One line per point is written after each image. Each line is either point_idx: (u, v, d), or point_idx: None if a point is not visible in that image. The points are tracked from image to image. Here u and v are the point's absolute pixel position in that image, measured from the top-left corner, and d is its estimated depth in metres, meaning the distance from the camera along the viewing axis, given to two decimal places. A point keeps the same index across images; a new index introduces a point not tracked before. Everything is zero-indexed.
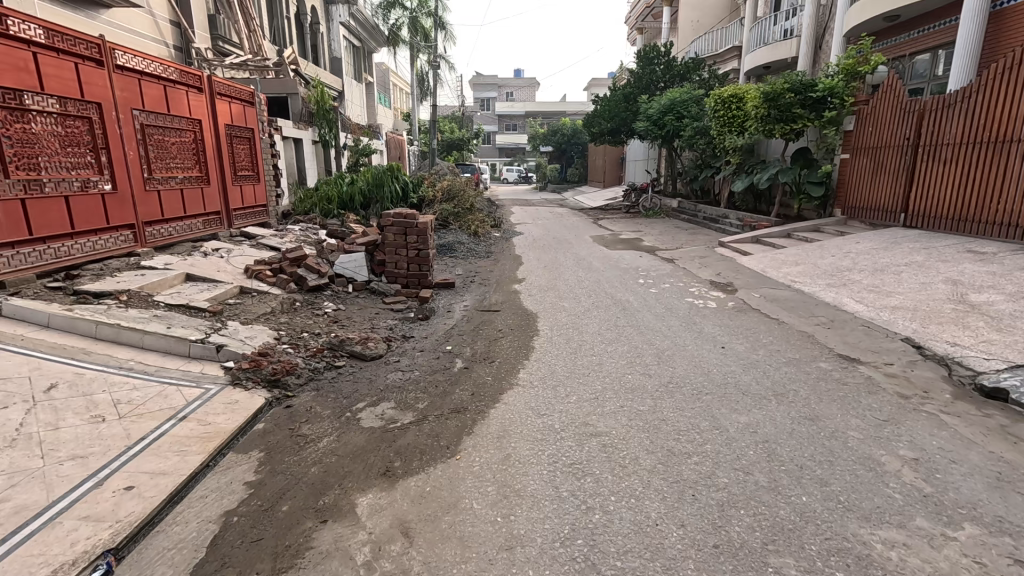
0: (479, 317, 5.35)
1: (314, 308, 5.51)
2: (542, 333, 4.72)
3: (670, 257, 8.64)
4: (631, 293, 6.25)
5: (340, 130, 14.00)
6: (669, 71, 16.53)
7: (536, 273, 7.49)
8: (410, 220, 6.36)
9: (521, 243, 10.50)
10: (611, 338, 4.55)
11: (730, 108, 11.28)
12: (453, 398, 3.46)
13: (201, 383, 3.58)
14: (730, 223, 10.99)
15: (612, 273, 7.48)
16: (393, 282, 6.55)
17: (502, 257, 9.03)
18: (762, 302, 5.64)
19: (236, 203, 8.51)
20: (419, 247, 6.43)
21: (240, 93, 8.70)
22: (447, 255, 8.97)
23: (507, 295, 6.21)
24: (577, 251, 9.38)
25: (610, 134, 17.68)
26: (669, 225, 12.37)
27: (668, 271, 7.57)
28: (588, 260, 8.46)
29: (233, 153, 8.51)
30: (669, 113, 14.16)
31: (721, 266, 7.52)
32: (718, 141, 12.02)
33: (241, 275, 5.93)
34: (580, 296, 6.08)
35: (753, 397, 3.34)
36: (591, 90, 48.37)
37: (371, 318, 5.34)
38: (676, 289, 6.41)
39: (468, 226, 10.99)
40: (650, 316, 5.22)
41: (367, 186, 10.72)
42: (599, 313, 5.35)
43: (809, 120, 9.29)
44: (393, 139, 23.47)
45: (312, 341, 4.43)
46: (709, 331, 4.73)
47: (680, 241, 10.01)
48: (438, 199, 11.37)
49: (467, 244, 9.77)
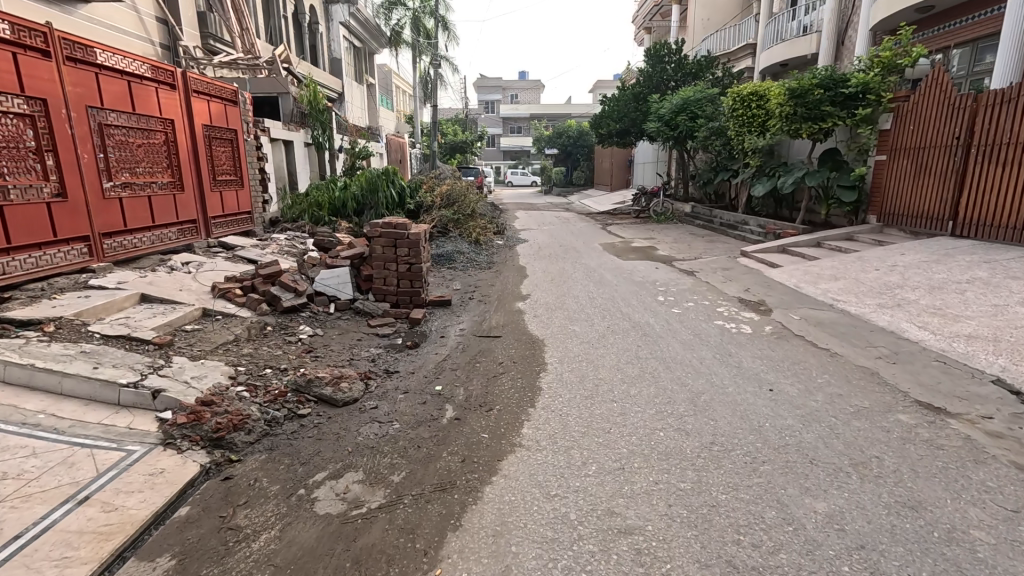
0: (477, 345, 4.61)
1: (287, 334, 4.79)
2: (551, 369, 3.96)
3: (690, 268, 7.88)
4: (650, 312, 5.51)
5: (335, 132, 13.35)
6: (680, 70, 15.78)
7: (542, 288, 6.75)
8: (401, 231, 5.64)
9: (525, 252, 9.76)
10: (633, 375, 3.81)
11: (750, 107, 10.53)
12: (438, 466, 2.71)
13: (123, 444, 2.85)
14: (750, 230, 10.22)
15: (627, 287, 6.73)
16: (381, 300, 5.83)
17: (505, 268, 8.30)
18: (804, 326, 4.89)
19: (215, 210, 7.83)
20: (411, 261, 5.71)
21: (220, 91, 8.05)
22: (445, 267, 8.24)
23: (509, 317, 5.46)
24: (586, 261, 8.65)
25: (619, 135, 16.94)
26: (683, 232, 11.60)
27: (689, 285, 6.81)
28: (600, 272, 7.72)
29: (212, 156, 7.84)
30: (683, 113, 13.40)
31: (748, 280, 6.76)
32: (737, 142, 11.25)
33: (207, 294, 5.22)
34: (592, 317, 5.34)
35: (826, 468, 2.59)
36: (596, 92, 47.68)
37: (352, 347, 4.61)
38: (701, 308, 5.66)
39: (469, 233, 10.27)
40: (675, 344, 4.48)
41: (361, 191, 10.02)
42: (616, 340, 4.60)
43: (839, 119, 8.53)
44: (393, 141, 22.38)
45: (275, 381, 3.70)
46: (749, 366, 3.97)
47: (697, 251, 9.25)
48: (437, 204, 10.65)
49: (467, 254, 9.03)
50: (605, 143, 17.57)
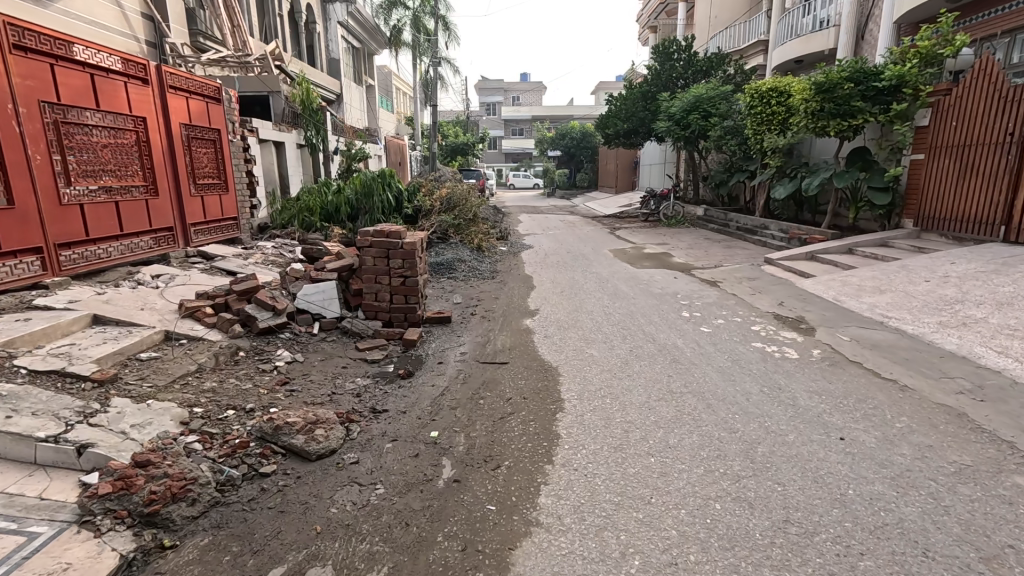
0: (480, 375, 3.97)
1: (261, 362, 4.15)
2: (569, 409, 3.31)
3: (711, 278, 7.23)
4: (677, 332, 4.86)
5: (330, 133, 12.74)
6: (691, 67, 15.13)
7: (552, 301, 6.11)
8: (394, 242, 5.02)
9: (531, 259, 9.14)
10: (670, 417, 3.16)
11: (770, 104, 9.91)
12: (431, 558, 2.07)
13: (25, 525, 2.19)
14: (771, 235, 9.57)
15: (646, 300, 6.09)
16: (373, 318, 5.20)
17: (510, 278, 7.67)
18: (859, 350, 4.23)
19: (195, 216, 7.22)
20: (406, 275, 5.10)
21: (200, 88, 7.46)
22: (445, 277, 7.61)
23: (516, 338, 4.81)
24: (597, 269, 8.02)
25: (626, 136, 16.30)
26: (697, 237, 10.96)
27: (714, 298, 6.17)
28: (613, 282, 7.08)
29: (192, 157, 7.25)
30: (694, 112, 12.78)
31: (780, 292, 6.11)
32: (754, 142, 10.61)
33: (172, 313, 4.58)
34: (611, 337, 4.69)
35: (949, 565, 1.94)
36: (599, 93, 47.15)
37: (335, 378, 3.98)
38: (733, 326, 5.01)
39: (470, 239, 9.65)
40: (713, 373, 3.83)
41: (355, 195, 9.36)
42: (642, 368, 3.95)
43: (871, 115, 7.90)
44: (394, 143, 22.08)
45: (238, 427, 3.05)
46: (806, 402, 3.32)
47: (716, 258, 8.60)
48: (436, 209, 9.97)
49: (469, 262, 8.41)
50: (612, 143, 16.95)
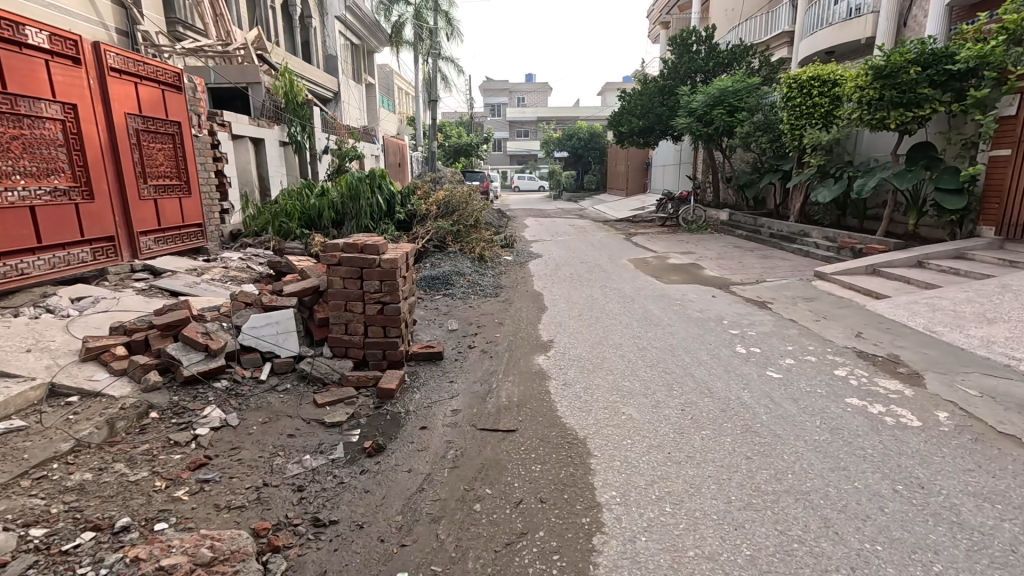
0: (476, 454, 2.81)
1: (175, 428, 3.00)
2: (610, 529, 2.16)
3: (757, 296, 6.08)
4: (739, 379, 3.69)
5: (319, 131, 11.56)
6: (711, 58, 13.95)
7: (570, 329, 4.97)
8: (370, 259, 3.94)
9: (540, 271, 8.01)
10: (777, 553, 2.00)
11: (811, 94, 8.83)
12: None
13: None
14: (814, 243, 8.40)
15: (686, 328, 4.93)
16: (343, 356, 4.08)
17: (516, 295, 6.54)
18: (1002, 413, 3.05)
19: (144, 223, 6.14)
20: (384, 300, 4.00)
21: (155, 73, 6.39)
22: (440, 294, 6.49)
23: (526, 388, 3.64)
24: (618, 285, 6.86)
25: (642, 134, 15.11)
26: (726, 245, 9.77)
27: (770, 324, 5.00)
28: (640, 303, 5.93)
29: (143, 154, 6.17)
30: (718, 107, 11.62)
31: (852, 319, 4.93)
32: (791, 139, 9.45)
33: (70, 356, 3.44)
34: (653, 389, 3.54)
35: None
36: (606, 94, 46.08)
37: (273, 457, 2.82)
38: (811, 370, 3.84)
39: (471, 248, 8.53)
40: (813, 456, 2.66)
41: (341, 198, 8.27)
42: (706, 444, 2.81)
43: (941, 103, 6.73)
44: (394, 143, 21.07)
45: (86, 571, 1.90)
46: (978, 517, 2.17)
47: (755, 271, 7.44)
48: (432, 214, 8.83)
49: (469, 276, 7.27)
50: (624, 142, 15.75)
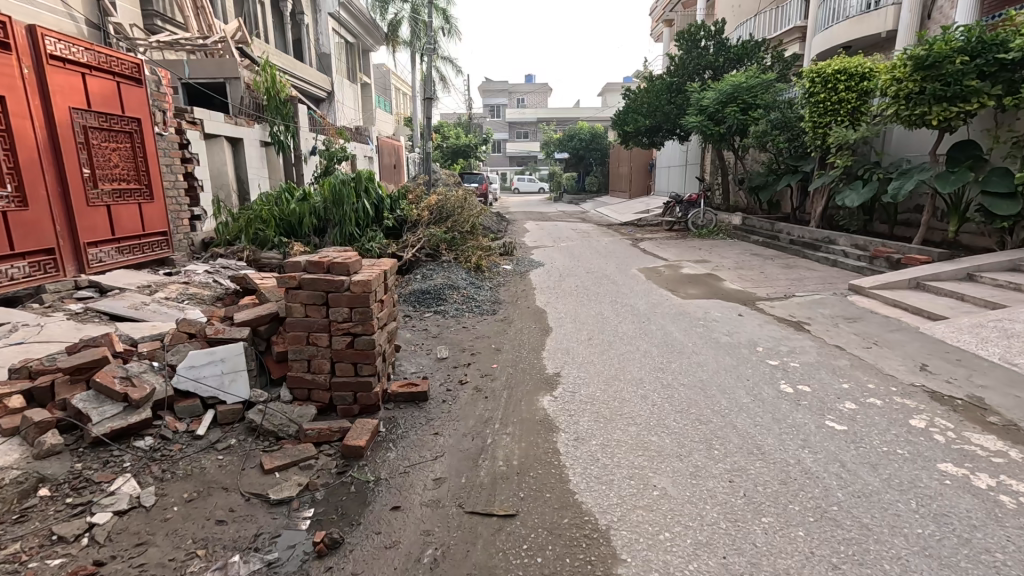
0: (463, 557, 2.09)
1: (66, 515, 2.28)
2: None
3: (789, 315, 5.35)
4: (794, 433, 2.96)
5: (305, 129, 10.84)
6: (721, 54, 13.25)
7: (578, 358, 4.25)
8: (337, 282, 3.25)
9: (543, 283, 7.29)
10: None
11: (837, 90, 8.17)
12: None
13: None
14: (842, 251, 7.68)
15: (715, 358, 4.20)
16: (305, 398, 3.36)
17: (516, 313, 5.81)
18: None
19: (92, 233, 5.41)
20: (354, 331, 3.29)
21: (107, 63, 5.68)
22: (431, 312, 5.77)
23: (528, 447, 2.91)
24: (631, 301, 6.13)
25: (648, 133, 14.38)
26: (743, 253, 9.06)
27: (813, 352, 4.27)
28: (658, 323, 5.20)
29: (92, 154, 5.45)
30: (732, 105, 10.90)
31: (910, 346, 4.21)
32: (813, 138, 8.74)
33: None
34: (688, 449, 2.81)
35: None
36: (607, 95, 45.37)
37: (189, 561, 2.10)
38: (881, 418, 3.10)
39: (467, 257, 7.81)
40: (925, 568, 1.93)
41: (323, 204, 7.53)
42: (772, 543, 2.08)
43: (991, 97, 6.03)
44: (390, 146, 20.70)
45: None
46: None
47: (780, 283, 6.72)
48: (424, 221, 8.08)
49: (464, 290, 6.53)
50: (629, 142, 15.01)
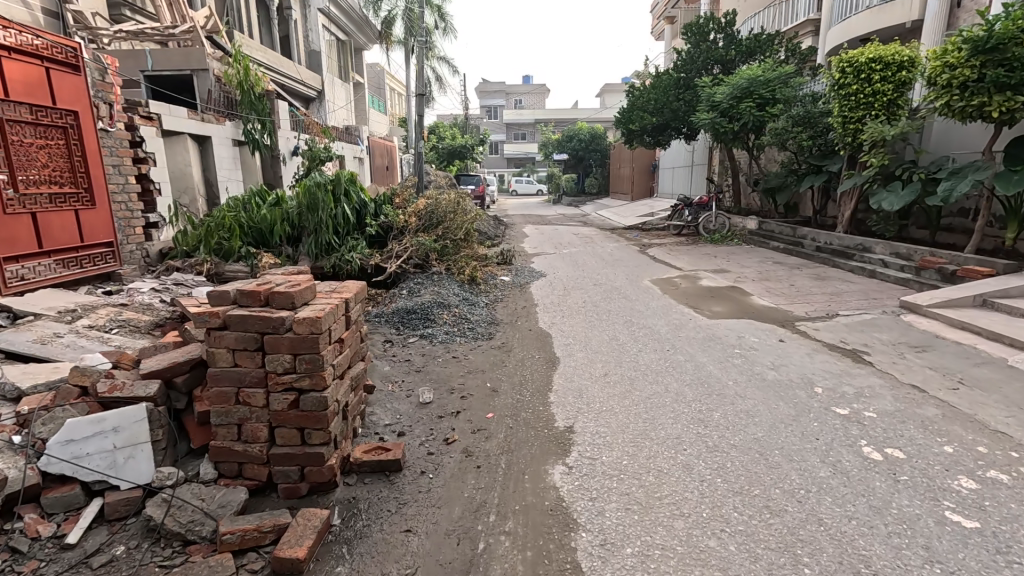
0: None
1: None
2: None
3: (840, 340, 4.52)
4: (909, 534, 2.12)
5: (286, 127, 9.98)
6: (733, 47, 12.43)
7: (595, 405, 3.39)
8: (275, 320, 2.41)
9: (545, 299, 6.44)
10: None
11: (871, 80, 7.36)
12: None
13: None
14: (881, 261, 6.86)
15: (766, 403, 3.36)
16: (236, 475, 2.50)
17: (516, 337, 4.96)
18: None
19: (9, 245, 4.55)
20: (300, 386, 2.45)
21: (34, 45, 4.80)
22: (417, 339, 4.94)
23: (534, 561, 2.06)
24: (649, 321, 5.28)
25: (654, 132, 13.53)
26: (764, 262, 8.25)
27: (887, 394, 3.43)
28: (686, 352, 4.35)
29: (11, 152, 4.57)
30: (747, 100, 10.07)
31: (1009, 389, 3.38)
32: (842, 135, 7.93)
33: None
34: (767, 566, 1.97)
35: None
36: (605, 96, 44.63)
37: None
38: (1019, 507, 2.26)
39: (460, 269, 6.96)
40: None
41: (297, 210, 6.65)
42: None
43: None
44: (383, 146, 19.87)
45: None
46: None
47: (817, 298, 5.89)
48: (412, 228, 7.21)
49: (456, 309, 5.68)
50: (634, 141, 14.20)
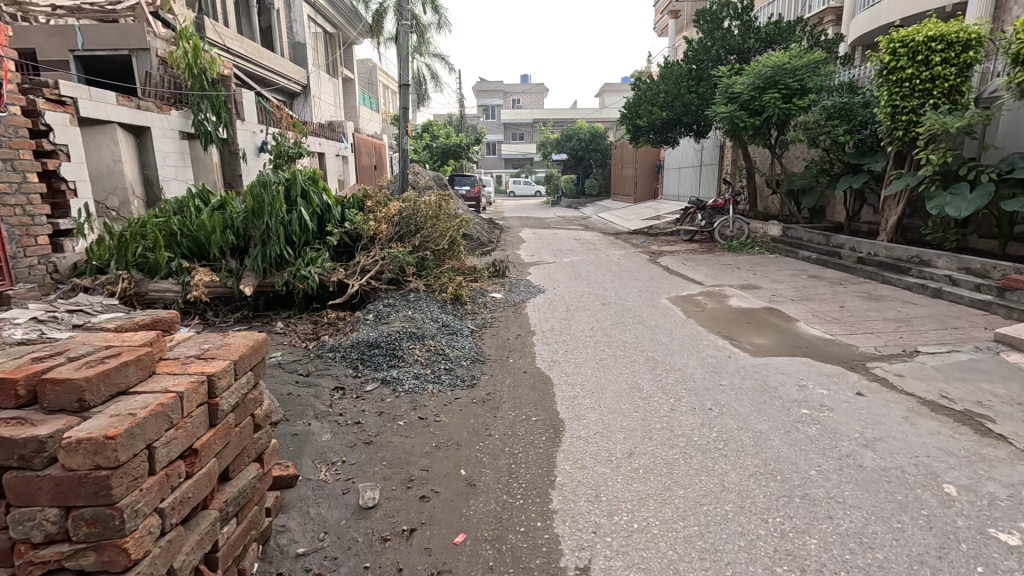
0: None
1: None
2: None
3: (939, 395, 3.37)
4: None
5: (250, 120, 8.81)
6: (751, 35, 11.30)
7: (623, 524, 2.22)
8: (22, 444, 1.26)
9: (545, 324, 5.28)
10: None
11: (929, 63, 6.24)
12: None
13: None
14: (947, 278, 5.72)
15: (883, 520, 2.20)
16: None
17: (507, 386, 3.77)
18: None
19: None
20: (80, 566, 1.29)
21: None
22: (376, 390, 3.76)
23: None
24: (677, 361, 4.11)
25: (663, 128, 12.39)
26: (797, 276, 7.11)
27: None
28: (736, 415, 3.19)
29: None
30: (772, 91, 8.92)
31: None
32: (891, 128, 6.81)
33: None
34: None
35: None
36: (604, 96, 43.59)
37: None
38: None
39: (442, 288, 5.79)
40: None
41: (241, 214, 5.41)
42: None
43: None
44: (371, 144, 18.73)
45: None
46: None
47: (881, 328, 4.75)
48: (384, 237, 6.02)
49: (433, 341, 4.49)
50: (640, 138, 13.06)
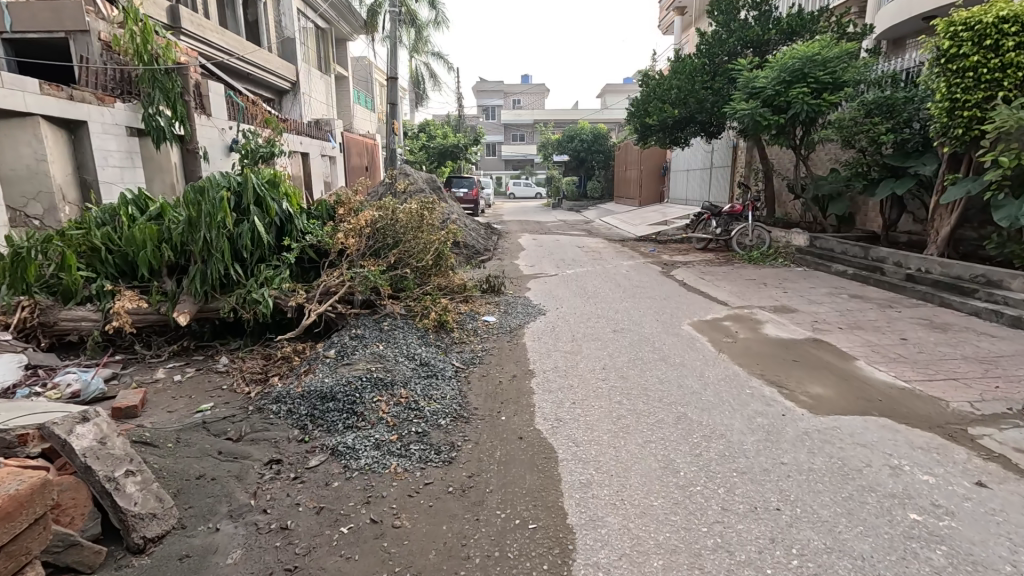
0: None
1: None
2: None
3: None
4: None
5: (217, 115, 7.87)
6: (771, 26, 10.38)
7: None
8: None
9: (544, 360, 4.32)
10: None
11: (998, 49, 5.31)
12: None
13: None
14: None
15: None
16: None
17: (496, 464, 2.79)
18: None
19: None
20: None
21: None
22: (321, 469, 2.79)
23: None
24: (719, 422, 3.16)
25: (674, 127, 11.45)
26: (836, 295, 6.16)
27: None
28: (818, 524, 2.24)
29: None
30: (800, 85, 7.97)
31: None
32: (947, 126, 5.87)
33: None
34: None
35: None
36: (605, 96, 42.80)
37: None
38: None
39: (422, 313, 4.84)
40: None
41: (179, 225, 4.46)
42: None
43: None
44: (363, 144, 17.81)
45: None
46: None
47: (966, 372, 3.80)
48: (354, 251, 5.06)
49: (405, 390, 3.52)
50: (648, 138, 12.14)
